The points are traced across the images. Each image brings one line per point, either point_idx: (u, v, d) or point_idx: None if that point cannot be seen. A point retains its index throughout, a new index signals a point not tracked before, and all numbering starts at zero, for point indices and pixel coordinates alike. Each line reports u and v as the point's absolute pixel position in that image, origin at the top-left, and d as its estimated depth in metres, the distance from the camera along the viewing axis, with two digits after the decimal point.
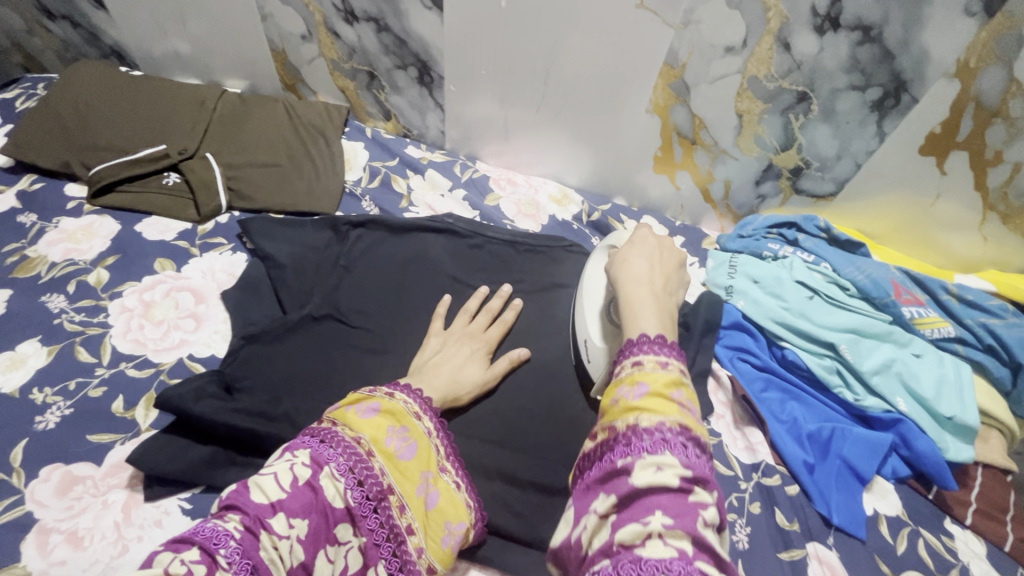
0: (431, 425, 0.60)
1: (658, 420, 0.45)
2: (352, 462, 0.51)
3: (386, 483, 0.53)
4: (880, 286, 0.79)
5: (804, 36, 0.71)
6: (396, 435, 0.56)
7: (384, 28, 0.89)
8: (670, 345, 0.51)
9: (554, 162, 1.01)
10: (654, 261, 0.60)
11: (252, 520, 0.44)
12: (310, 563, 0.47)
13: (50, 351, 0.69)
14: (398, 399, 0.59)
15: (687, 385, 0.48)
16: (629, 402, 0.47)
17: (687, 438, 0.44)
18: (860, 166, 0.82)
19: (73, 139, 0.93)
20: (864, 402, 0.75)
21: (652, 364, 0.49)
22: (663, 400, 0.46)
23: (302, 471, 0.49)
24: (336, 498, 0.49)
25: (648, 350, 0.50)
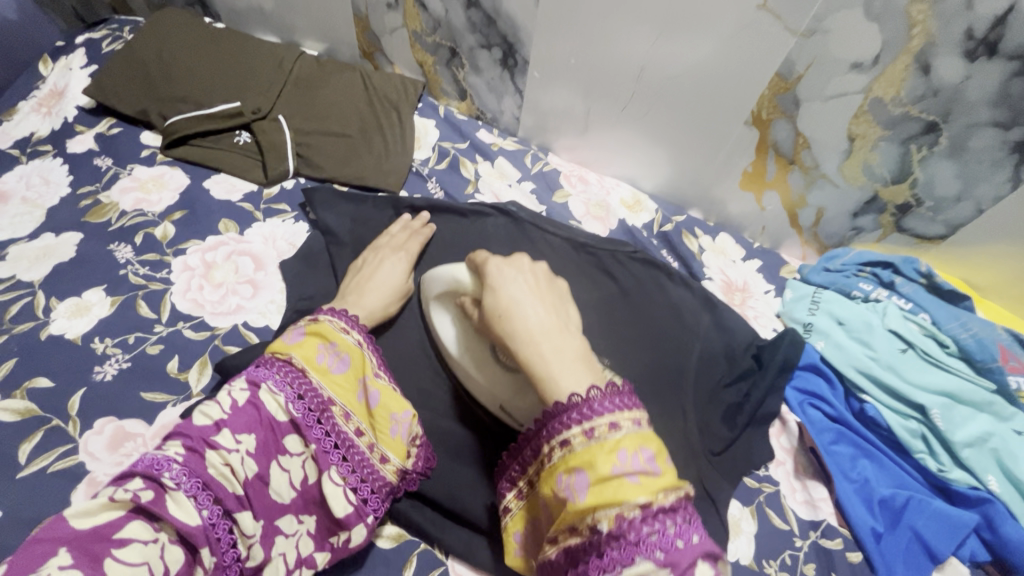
0: (362, 336, 0.60)
1: (618, 518, 0.37)
2: (288, 379, 0.52)
3: (326, 394, 0.53)
4: (986, 348, 0.71)
5: (950, 61, 0.62)
6: (325, 351, 0.56)
7: (474, 4, 0.84)
8: (611, 395, 0.42)
9: (630, 164, 0.95)
10: (528, 286, 0.48)
11: (193, 443, 0.45)
12: (264, 474, 0.49)
13: (114, 302, 0.70)
14: (323, 317, 0.59)
15: (641, 437, 0.40)
16: (576, 501, 0.39)
17: (661, 512, 0.37)
18: (982, 212, 0.73)
19: (152, 87, 0.93)
20: (950, 474, 0.68)
21: (602, 428, 0.40)
22: (609, 484, 0.38)
23: (240, 394, 0.49)
24: (279, 411, 0.50)
25: (597, 412, 0.40)
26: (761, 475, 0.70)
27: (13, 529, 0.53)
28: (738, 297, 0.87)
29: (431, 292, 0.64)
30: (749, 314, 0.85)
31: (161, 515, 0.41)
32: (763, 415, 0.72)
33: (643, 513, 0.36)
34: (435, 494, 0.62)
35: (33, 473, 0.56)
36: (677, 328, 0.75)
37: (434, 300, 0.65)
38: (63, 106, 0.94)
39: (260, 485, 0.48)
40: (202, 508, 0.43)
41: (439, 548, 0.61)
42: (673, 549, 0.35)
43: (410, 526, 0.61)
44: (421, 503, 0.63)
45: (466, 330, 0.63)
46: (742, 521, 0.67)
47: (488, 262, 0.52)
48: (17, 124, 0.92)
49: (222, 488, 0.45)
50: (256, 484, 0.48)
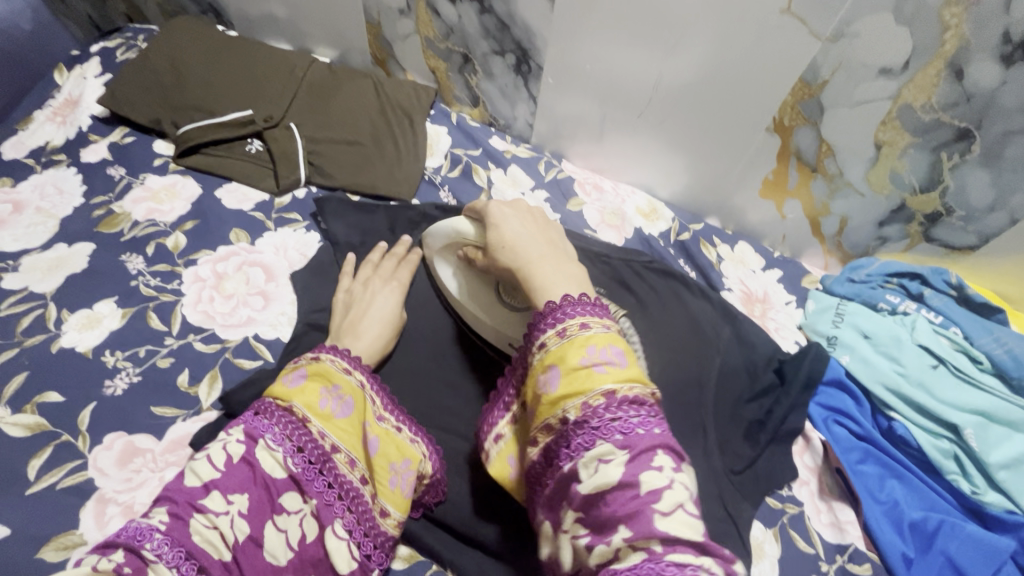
0: (364, 377, 0.58)
1: (585, 405, 0.42)
2: (288, 429, 0.50)
3: (328, 444, 0.51)
4: (1022, 365, 0.69)
5: (985, 66, 0.60)
6: (326, 395, 0.54)
7: (488, 10, 0.83)
8: (579, 303, 0.47)
9: (646, 171, 0.93)
10: (529, 219, 0.55)
11: (180, 508, 0.43)
12: (258, 536, 0.45)
13: (124, 314, 0.69)
14: (323, 357, 0.57)
15: (612, 340, 0.44)
16: (552, 392, 0.44)
17: (624, 403, 0.41)
18: (1016, 222, 0.70)
19: (165, 96, 0.93)
20: (984, 496, 0.64)
21: (575, 330, 0.45)
22: (579, 373, 0.43)
23: (236, 449, 0.48)
24: (276, 468, 0.48)
25: (566, 316, 0.46)
26: (784, 495, 0.68)
27: (22, 546, 0.52)
28: (758, 309, 0.84)
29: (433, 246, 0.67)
30: (770, 326, 0.82)
31: None
32: (785, 433, 0.70)
33: (608, 399, 0.41)
34: (447, 515, 0.60)
35: (41, 489, 0.56)
36: (696, 341, 0.73)
37: (436, 254, 0.68)
38: (77, 115, 0.94)
39: (253, 548, 0.45)
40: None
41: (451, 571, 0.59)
42: (633, 435, 0.40)
43: (421, 548, 0.60)
44: (434, 525, 0.61)
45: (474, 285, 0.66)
46: (765, 543, 0.64)
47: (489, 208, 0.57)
48: (33, 133, 0.92)
49: (208, 556, 0.43)
50: (250, 546, 0.45)
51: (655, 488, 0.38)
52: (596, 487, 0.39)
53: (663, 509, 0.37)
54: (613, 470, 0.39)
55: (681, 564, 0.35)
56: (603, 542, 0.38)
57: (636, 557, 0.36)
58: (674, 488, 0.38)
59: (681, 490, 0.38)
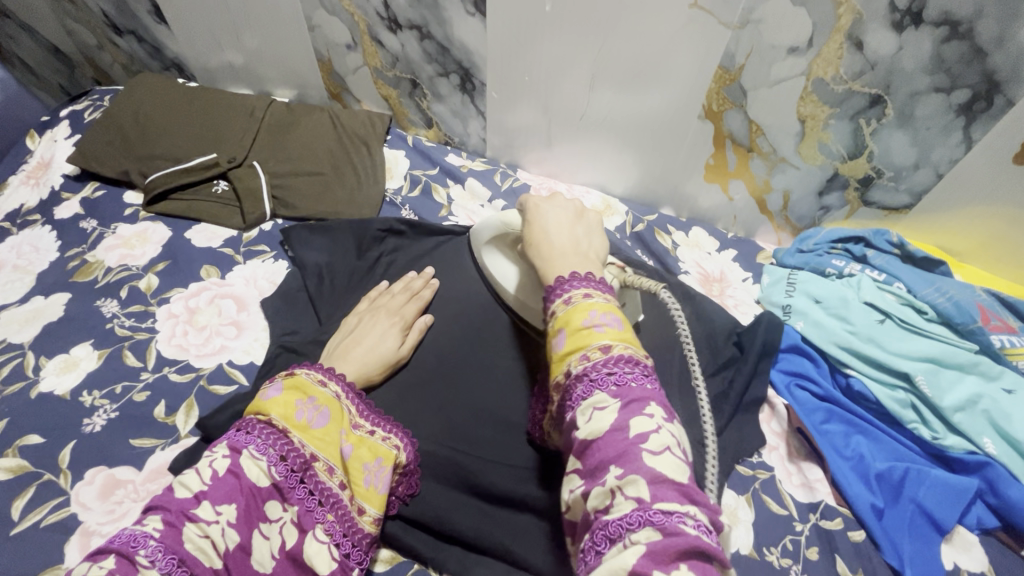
0: (339, 388, 0.60)
1: (584, 360, 0.42)
2: (270, 441, 0.51)
3: (308, 452, 0.53)
4: (964, 310, 0.71)
5: (880, 34, 0.64)
6: (304, 405, 0.56)
7: (427, 36, 0.88)
8: (587, 277, 0.48)
9: (597, 171, 0.98)
10: (567, 217, 0.56)
11: (174, 516, 0.44)
12: (247, 544, 0.47)
13: (101, 355, 0.72)
14: (300, 371, 0.60)
15: (614, 308, 0.45)
16: (559, 351, 0.45)
17: (624, 361, 0.41)
18: (941, 176, 0.74)
19: (132, 149, 0.97)
20: (944, 441, 0.67)
21: (578, 299, 0.46)
22: (581, 333, 0.44)
23: (222, 462, 0.49)
24: (261, 477, 0.50)
25: (567, 290, 0.47)
26: (754, 461, 0.70)
27: None
28: (716, 288, 0.87)
29: (482, 239, 0.69)
30: (729, 303, 0.85)
31: None
32: (749, 402, 0.72)
33: (605, 355, 0.42)
34: (425, 517, 0.62)
35: (26, 528, 0.58)
36: None
37: (485, 246, 0.70)
38: (49, 175, 0.98)
39: (242, 555, 0.47)
40: None
41: (433, 568, 0.62)
42: (626, 386, 0.40)
43: (404, 550, 0.62)
44: (412, 526, 0.63)
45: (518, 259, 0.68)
46: (738, 510, 0.66)
47: (529, 200, 0.60)
48: (8, 198, 0.96)
49: (199, 563, 0.43)
50: (238, 555, 0.47)
51: (643, 432, 0.37)
52: (591, 433, 0.39)
53: (650, 448, 0.37)
54: (604, 419, 0.39)
55: (668, 513, 0.34)
56: (598, 486, 0.37)
57: (626, 506, 0.35)
58: (662, 434, 0.37)
59: (670, 437, 0.38)
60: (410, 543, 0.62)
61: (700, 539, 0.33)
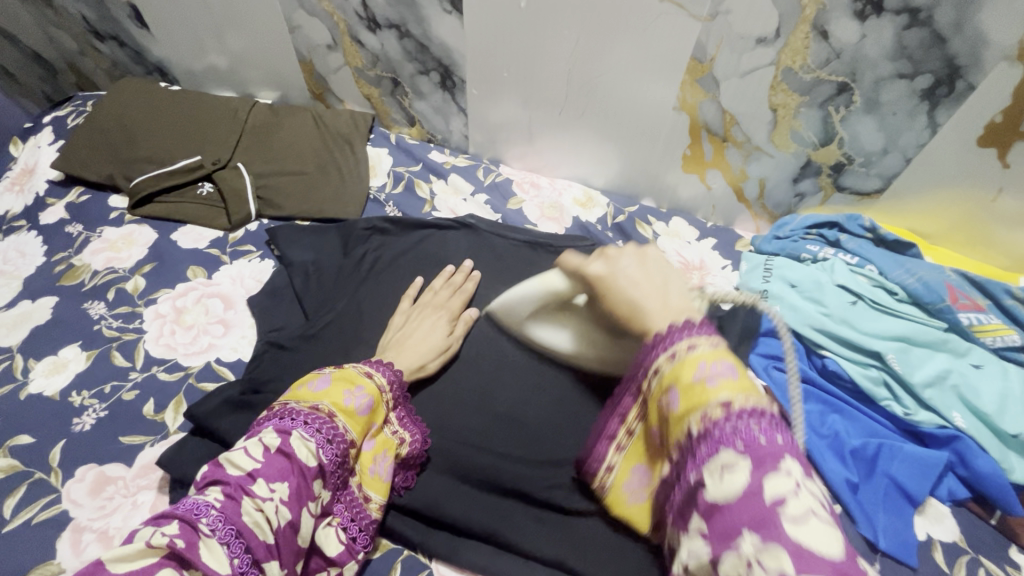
0: (384, 380, 0.62)
1: (704, 418, 0.38)
2: (318, 425, 0.52)
3: (349, 437, 0.55)
4: (933, 290, 0.73)
5: (843, 23, 0.66)
6: (352, 392, 0.57)
7: (406, 34, 0.89)
8: (688, 325, 0.44)
9: (578, 164, 0.99)
10: (636, 265, 0.52)
11: (231, 490, 0.46)
12: (297, 521, 0.48)
13: (89, 356, 0.73)
14: (347, 365, 0.61)
15: (730, 355, 0.41)
16: (674, 411, 0.42)
17: (750, 414, 0.37)
18: (909, 160, 0.76)
19: (116, 153, 0.97)
20: (916, 416, 0.69)
21: (686, 350, 0.42)
22: (694, 389, 0.40)
23: (273, 442, 0.49)
24: (310, 458, 0.50)
25: (670, 342, 0.43)
26: None
27: None
28: (696, 276, 0.89)
29: (523, 313, 0.67)
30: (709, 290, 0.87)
31: (194, 563, 0.41)
32: None
33: (728, 413, 0.37)
34: (413, 504, 0.63)
35: (17, 526, 0.58)
36: None
37: (527, 321, 0.67)
38: (34, 181, 0.99)
39: (291, 533, 0.48)
40: (234, 557, 0.42)
41: (422, 552, 0.63)
42: (756, 443, 0.36)
43: (392, 537, 0.64)
44: (399, 515, 0.64)
45: (566, 320, 0.61)
46: None
47: (591, 270, 0.55)
48: None
49: (254, 537, 0.44)
50: (289, 531, 0.48)
51: (781, 494, 0.33)
52: (720, 497, 0.36)
53: (793, 515, 0.32)
54: (736, 481, 0.35)
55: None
56: (731, 554, 0.34)
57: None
58: (803, 495, 0.33)
59: (812, 497, 0.33)
60: (399, 529, 0.63)
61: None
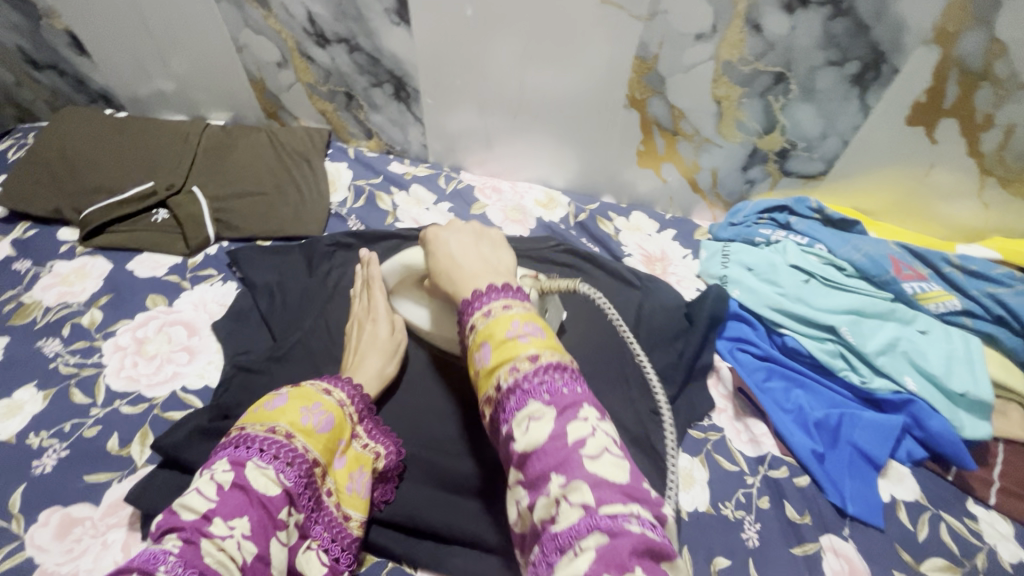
0: (343, 394, 0.61)
1: (514, 371, 0.41)
2: (274, 450, 0.52)
3: (312, 456, 0.54)
4: (878, 264, 0.77)
5: (775, 16, 0.70)
6: (309, 409, 0.57)
7: (356, 48, 0.90)
8: (501, 290, 0.48)
9: (537, 166, 1.01)
10: (468, 240, 0.57)
11: (188, 534, 0.44)
12: (266, 554, 0.47)
13: (46, 396, 0.70)
14: (305, 383, 0.60)
15: (528, 315, 0.45)
16: (486, 365, 0.43)
17: (554, 368, 0.41)
18: (847, 142, 0.80)
19: (62, 185, 0.94)
20: (872, 384, 0.72)
21: (490, 312, 0.46)
22: (506, 345, 0.43)
23: (227, 478, 0.48)
24: (271, 486, 0.50)
25: (479, 305, 0.47)
26: (706, 425, 0.73)
27: None
28: (659, 267, 0.91)
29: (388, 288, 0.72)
30: (673, 280, 0.89)
31: None
32: (699, 368, 0.75)
33: (534, 365, 0.41)
34: (395, 517, 0.63)
35: None
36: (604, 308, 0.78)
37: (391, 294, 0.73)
38: None
39: (262, 566, 0.47)
40: None
41: (407, 563, 0.62)
42: (558, 394, 0.39)
43: (374, 550, 0.62)
44: (382, 527, 0.63)
45: (422, 299, 0.72)
46: (693, 471, 0.69)
47: (427, 231, 0.61)
48: None
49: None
50: (258, 566, 0.47)
51: (580, 437, 0.37)
52: (528, 444, 0.38)
53: (590, 452, 0.36)
54: (541, 429, 0.38)
55: (613, 514, 0.34)
56: (542, 496, 0.36)
57: (574, 515, 0.34)
58: (598, 434, 0.37)
59: (607, 436, 0.38)
60: (380, 543, 0.62)
61: (646, 535, 0.33)
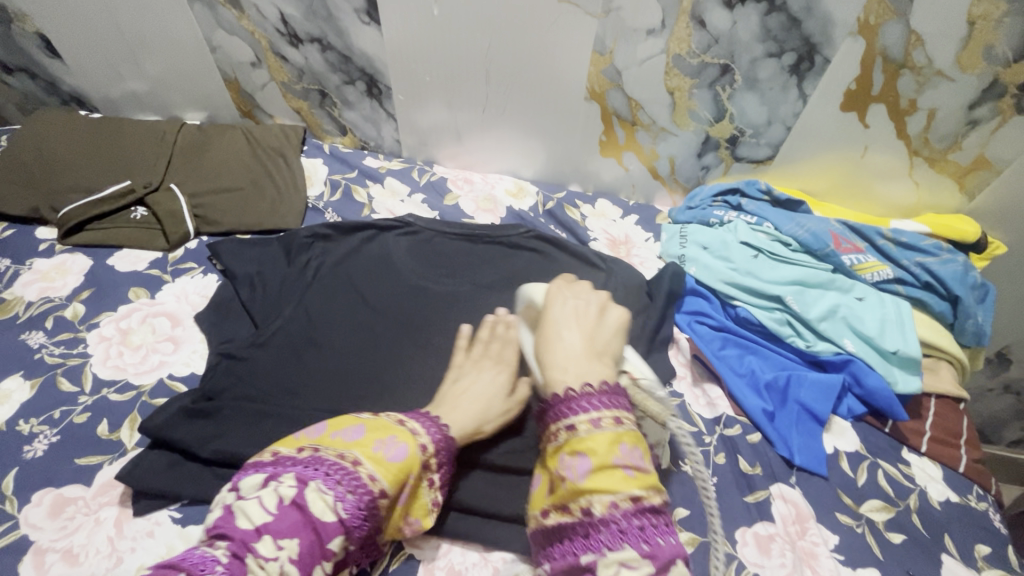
0: (419, 426, 0.58)
1: (614, 506, 0.46)
2: (339, 477, 0.50)
3: (377, 487, 0.51)
4: (819, 238, 0.84)
5: (717, 12, 0.76)
6: (384, 441, 0.54)
7: (328, 47, 0.94)
8: (606, 396, 0.52)
9: (507, 158, 1.05)
10: (582, 319, 0.61)
11: (237, 545, 0.46)
12: None
13: (33, 385, 0.72)
14: (383, 413, 0.59)
15: (626, 436, 0.50)
16: (580, 482, 0.48)
17: (643, 514, 0.46)
18: (790, 128, 0.87)
19: (39, 185, 0.96)
20: (815, 347, 0.79)
21: (585, 426, 0.50)
22: (608, 472, 0.47)
23: (288, 492, 0.49)
24: (326, 512, 0.49)
25: (580, 409, 0.51)
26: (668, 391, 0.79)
27: None
28: (623, 250, 0.97)
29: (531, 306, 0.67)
30: (635, 262, 0.95)
31: None
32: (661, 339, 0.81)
33: (633, 505, 0.46)
34: None
35: None
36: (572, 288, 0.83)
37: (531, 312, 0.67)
38: None
39: None
40: None
41: None
42: (655, 545, 0.45)
43: None
44: None
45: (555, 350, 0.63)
46: None
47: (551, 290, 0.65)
48: None
49: None
50: None
51: None
52: None
53: None
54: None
55: None
56: None
57: None
58: None
59: None
60: None
61: None
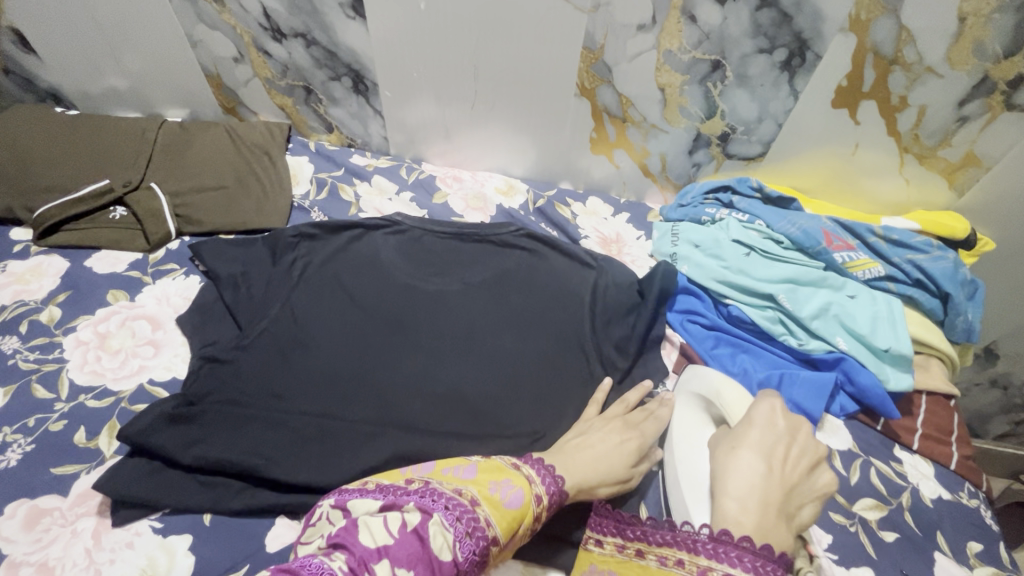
0: (533, 472, 0.58)
1: None
2: (460, 512, 0.49)
3: (492, 533, 0.50)
4: (811, 236, 0.84)
5: (707, 8, 0.75)
6: (499, 483, 0.54)
7: (313, 42, 0.91)
8: (767, 559, 0.49)
9: (497, 156, 1.04)
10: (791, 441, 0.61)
11: (357, 561, 0.43)
12: None
13: (6, 392, 0.70)
14: (496, 457, 0.59)
15: None
16: None
17: None
18: (781, 125, 0.86)
19: (14, 184, 0.93)
20: (808, 345, 0.79)
21: None
22: None
23: (413, 521, 0.47)
24: (445, 550, 0.46)
25: (733, 562, 0.49)
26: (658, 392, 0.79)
27: None
28: (615, 248, 0.96)
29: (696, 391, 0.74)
30: (627, 260, 0.94)
31: None
32: (653, 339, 0.80)
33: None
34: None
35: None
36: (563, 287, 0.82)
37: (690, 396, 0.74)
38: None
39: None
40: None
41: None
42: None
43: None
44: None
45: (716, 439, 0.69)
46: None
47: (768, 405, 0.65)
48: None
49: None
50: None
51: None
52: None
53: None
54: None
55: None
56: None
57: None
58: None
59: None
60: None
61: None
